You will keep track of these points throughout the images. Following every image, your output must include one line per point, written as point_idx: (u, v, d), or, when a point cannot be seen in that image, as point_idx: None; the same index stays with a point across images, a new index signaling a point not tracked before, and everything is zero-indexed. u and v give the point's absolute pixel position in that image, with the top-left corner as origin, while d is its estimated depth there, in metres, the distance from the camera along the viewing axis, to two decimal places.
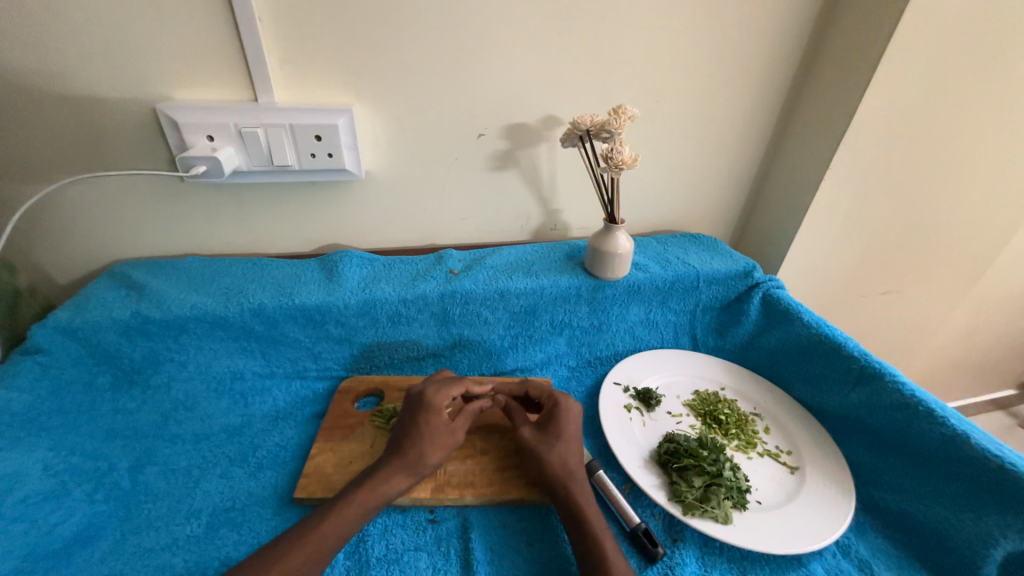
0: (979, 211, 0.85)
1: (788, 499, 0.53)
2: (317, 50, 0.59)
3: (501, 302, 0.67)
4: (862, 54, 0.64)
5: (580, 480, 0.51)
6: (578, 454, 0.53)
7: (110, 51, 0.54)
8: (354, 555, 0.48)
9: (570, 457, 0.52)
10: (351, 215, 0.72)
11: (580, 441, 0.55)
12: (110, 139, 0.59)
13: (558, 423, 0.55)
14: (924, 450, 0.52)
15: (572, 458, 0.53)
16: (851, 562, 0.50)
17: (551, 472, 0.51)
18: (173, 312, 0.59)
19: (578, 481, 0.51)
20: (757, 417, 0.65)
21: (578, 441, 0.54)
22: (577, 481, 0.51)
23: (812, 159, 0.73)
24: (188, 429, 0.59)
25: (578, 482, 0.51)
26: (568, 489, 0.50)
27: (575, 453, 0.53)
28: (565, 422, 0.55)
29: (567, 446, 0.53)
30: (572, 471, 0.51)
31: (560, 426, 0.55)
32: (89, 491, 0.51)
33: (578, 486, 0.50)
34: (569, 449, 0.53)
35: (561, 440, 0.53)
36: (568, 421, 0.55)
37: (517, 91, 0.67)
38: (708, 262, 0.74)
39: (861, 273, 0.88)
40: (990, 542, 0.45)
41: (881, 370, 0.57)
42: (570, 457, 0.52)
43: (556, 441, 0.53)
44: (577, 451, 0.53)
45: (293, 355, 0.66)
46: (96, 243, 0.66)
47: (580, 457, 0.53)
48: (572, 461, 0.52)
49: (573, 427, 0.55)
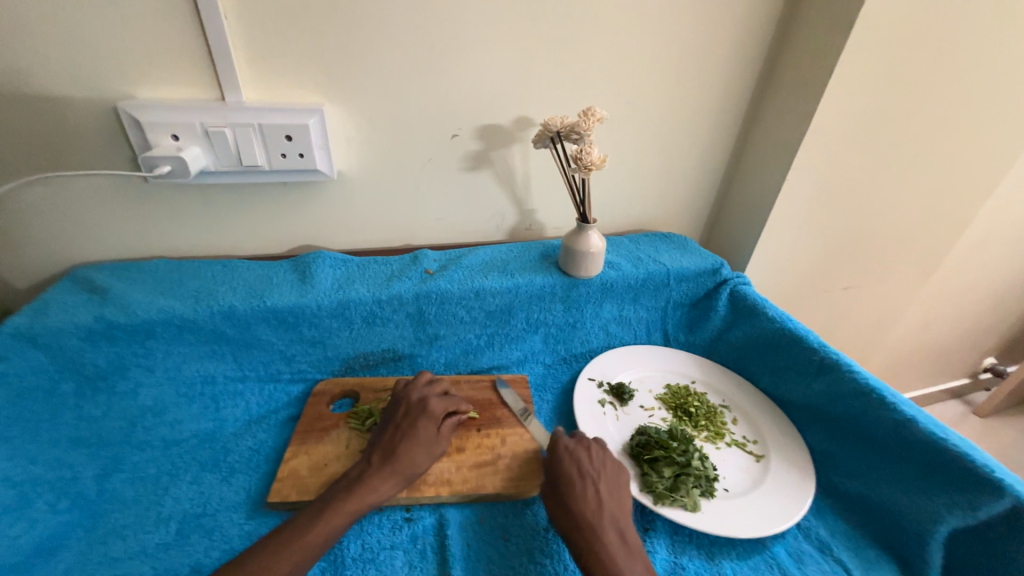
0: (927, 210, 0.90)
1: (753, 486, 0.56)
2: (287, 50, 0.58)
3: (477, 302, 0.68)
4: (818, 61, 0.68)
5: (608, 530, 0.45)
6: (601, 496, 0.48)
7: (68, 48, 0.52)
8: (329, 557, 0.48)
9: (585, 502, 0.47)
10: (324, 216, 0.71)
11: (603, 483, 0.49)
12: (70, 138, 0.57)
13: (561, 465, 0.51)
14: (878, 435, 0.55)
15: (590, 502, 0.47)
16: (811, 544, 0.53)
17: (566, 525, 0.46)
18: (139, 316, 0.57)
19: (603, 532, 0.45)
20: (725, 408, 0.67)
21: (600, 480, 0.49)
22: (601, 528, 0.45)
23: (774, 159, 0.76)
24: (156, 435, 0.58)
25: (602, 526, 0.45)
26: (591, 542, 0.44)
27: (592, 494, 0.48)
28: (570, 462, 0.51)
29: (580, 488, 0.48)
30: (593, 517, 0.46)
31: (563, 468, 0.50)
32: (51, 501, 0.49)
33: (599, 532, 0.45)
34: (586, 492, 0.48)
35: (572, 482, 0.49)
36: (576, 460, 0.51)
37: (490, 93, 0.68)
38: (678, 260, 0.77)
39: (823, 269, 0.93)
40: (935, 520, 0.48)
41: (838, 361, 0.60)
42: (586, 501, 0.47)
43: (567, 485, 0.49)
44: (602, 493, 0.48)
45: (266, 358, 0.65)
46: (55, 245, 0.63)
47: (603, 500, 0.47)
48: (589, 505, 0.47)
49: (583, 466, 0.50)
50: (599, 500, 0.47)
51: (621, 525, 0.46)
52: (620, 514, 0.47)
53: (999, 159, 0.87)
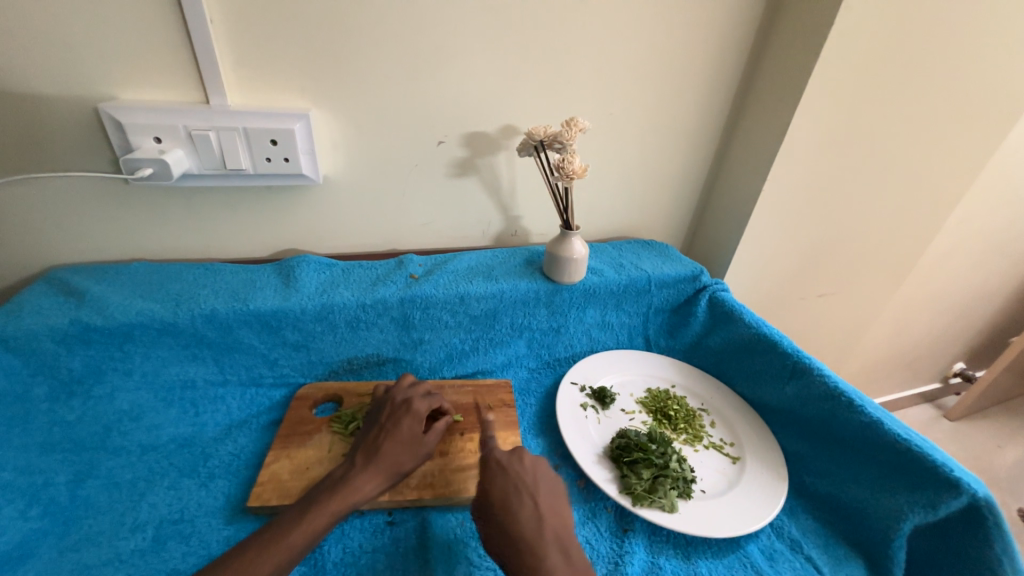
0: (896, 221, 0.94)
1: (729, 487, 0.57)
2: (275, 55, 0.59)
3: (462, 306, 0.69)
4: (792, 76, 0.71)
5: (550, 546, 0.43)
6: (541, 509, 0.46)
7: (49, 49, 0.52)
8: (310, 562, 0.48)
9: (524, 520, 0.45)
10: (309, 220, 0.71)
11: (541, 495, 0.47)
12: (49, 139, 0.56)
13: (495, 483, 0.48)
14: (847, 436, 0.57)
15: (529, 519, 0.45)
16: (784, 542, 0.54)
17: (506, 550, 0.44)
18: (117, 319, 0.56)
19: (546, 550, 0.43)
20: (703, 412, 0.69)
21: (537, 493, 0.47)
22: (543, 547, 0.43)
23: (752, 170, 0.79)
24: (133, 440, 0.57)
25: (544, 544, 0.43)
26: (534, 565, 0.42)
27: (531, 509, 0.46)
28: (504, 477, 0.48)
29: (517, 504, 0.46)
30: (533, 535, 0.44)
31: (497, 487, 0.48)
32: (21, 507, 0.48)
33: (541, 551, 0.43)
34: (523, 510, 0.46)
35: (509, 500, 0.47)
36: (509, 474, 0.49)
37: (476, 102, 0.69)
38: (659, 266, 0.78)
39: (799, 277, 0.96)
40: (899, 517, 0.50)
41: (810, 365, 0.62)
42: (525, 519, 0.45)
43: (503, 505, 0.46)
44: (541, 507, 0.46)
45: (247, 362, 0.64)
46: (32, 247, 0.62)
47: (542, 515, 0.45)
48: (527, 522, 0.45)
49: (519, 480, 0.48)
50: (537, 515, 0.45)
51: (564, 539, 0.44)
52: (562, 527, 0.45)
53: (962, 173, 0.91)
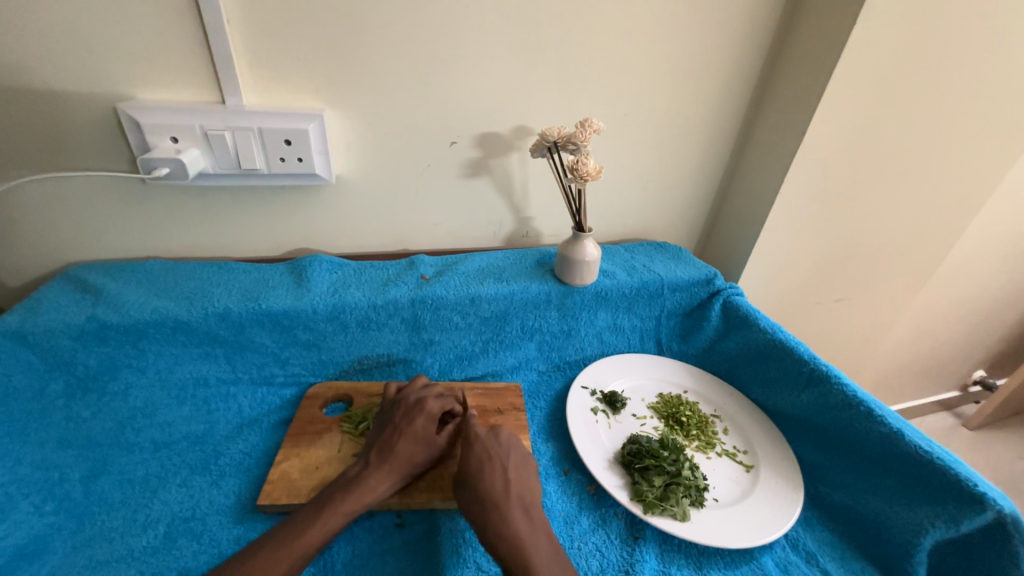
0: (917, 225, 0.92)
1: (743, 497, 0.56)
2: (289, 56, 0.59)
3: (472, 308, 0.68)
4: (811, 78, 0.69)
5: (515, 507, 0.46)
6: (511, 475, 0.48)
7: (71, 50, 0.53)
8: (320, 562, 0.48)
9: (493, 485, 0.47)
10: (322, 220, 0.72)
11: (511, 464, 0.49)
12: (69, 138, 0.57)
13: (471, 451, 0.50)
14: (865, 447, 0.55)
15: (499, 483, 0.47)
16: (799, 554, 0.53)
17: (475, 512, 0.46)
18: (132, 317, 0.57)
19: (511, 510, 0.45)
20: (716, 418, 0.68)
21: (508, 462, 0.49)
22: (509, 508, 0.45)
23: (768, 173, 0.78)
24: (146, 437, 0.57)
25: (509, 506, 0.46)
26: (497, 521, 0.45)
27: (501, 476, 0.48)
28: (479, 445, 0.50)
29: (489, 471, 0.48)
30: (501, 498, 0.46)
31: (472, 455, 0.49)
32: (37, 502, 0.49)
33: (507, 512, 0.45)
34: (492, 475, 0.48)
35: (482, 467, 0.48)
36: (484, 444, 0.51)
37: (490, 102, 0.69)
38: (672, 270, 0.77)
39: (815, 281, 0.94)
40: (921, 532, 0.49)
41: (828, 373, 0.61)
42: (495, 484, 0.47)
43: (476, 470, 0.48)
44: (510, 475, 0.48)
45: (259, 361, 0.65)
46: (52, 244, 0.63)
47: (510, 480, 0.48)
48: (496, 486, 0.47)
49: (492, 450, 0.50)
50: (507, 480, 0.48)
51: (528, 502, 0.47)
52: (527, 491, 0.48)
53: (986, 177, 0.88)
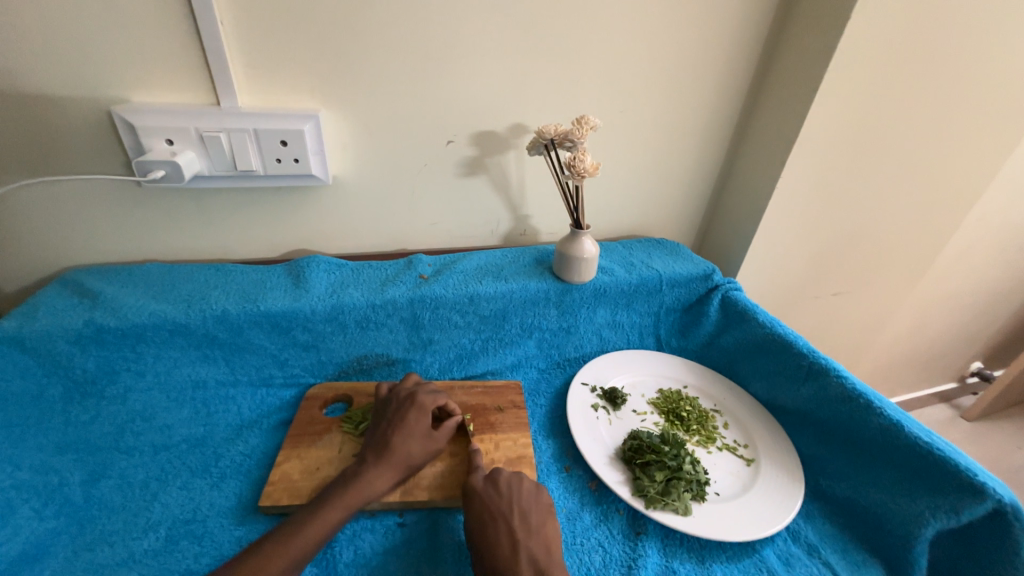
0: (913, 218, 0.92)
1: (744, 490, 0.56)
2: (284, 57, 0.59)
3: (471, 307, 0.68)
4: (807, 72, 0.69)
5: (526, 570, 0.44)
6: (517, 533, 0.46)
7: (64, 53, 0.52)
8: (322, 562, 0.48)
9: (499, 545, 0.45)
10: (319, 221, 0.72)
11: (516, 517, 0.48)
12: (63, 142, 0.57)
13: (473, 510, 0.48)
14: (865, 438, 0.56)
15: (505, 544, 0.45)
16: (801, 546, 0.53)
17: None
18: (130, 320, 0.57)
19: (521, 575, 0.43)
20: (716, 413, 0.68)
21: (513, 516, 0.48)
22: (519, 571, 0.43)
23: (764, 167, 0.78)
24: (146, 440, 0.57)
25: (519, 568, 0.44)
26: None
27: (507, 534, 0.46)
28: (480, 501, 0.49)
29: (494, 530, 0.47)
30: (508, 561, 0.44)
31: (474, 514, 0.48)
32: (37, 507, 0.49)
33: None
34: (499, 534, 0.46)
35: (486, 527, 0.47)
36: (485, 499, 0.49)
37: (486, 100, 0.69)
38: (670, 266, 0.77)
39: (813, 275, 0.94)
40: (921, 522, 0.49)
41: (827, 366, 0.61)
42: (501, 545, 0.45)
43: (481, 532, 0.47)
44: (516, 531, 0.46)
45: (258, 363, 0.65)
46: (48, 248, 0.63)
47: (517, 539, 0.46)
48: (503, 547, 0.45)
49: (495, 504, 0.49)
50: (513, 540, 0.46)
51: (540, 559, 0.45)
52: (538, 549, 0.46)
53: (981, 170, 0.89)
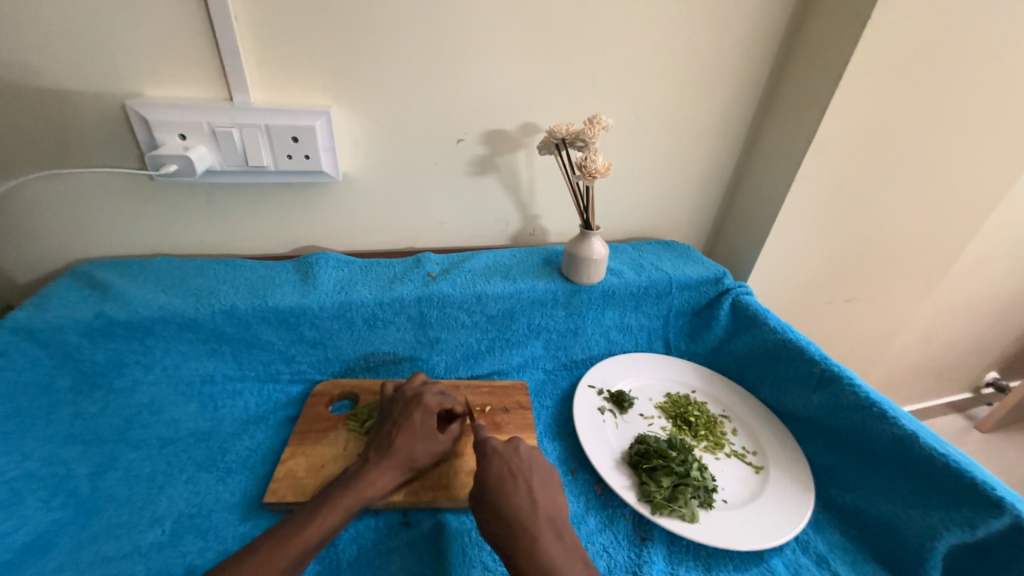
0: (930, 225, 0.90)
1: (752, 498, 0.55)
2: (296, 53, 0.59)
3: (478, 306, 0.68)
4: (824, 74, 0.68)
5: (544, 528, 0.44)
6: (536, 492, 0.46)
7: (80, 48, 0.53)
8: (325, 560, 0.48)
9: (519, 505, 0.45)
10: (328, 217, 0.72)
11: (535, 480, 0.47)
12: (78, 135, 0.58)
13: (490, 468, 0.48)
14: (877, 449, 0.55)
15: (525, 502, 0.45)
16: (810, 557, 0.52)
17: (501, 536, 0.44)
18: (140, 313, 0.57)
19: (540, 532, 0.43)
20: (725, 418, 0.67)
21: (532, 479, 0.47)
22: (538, 529, 0.43)
23: (778, 170, 0.76)
24: (153, 433, 0.58)
25: (538, 526, 0.44)
26: (530, 546, 0.42)
27: (526, 494, 0.46)
28: (498, 461, 0.49)
29: (513, 489, 0.46)
30: (528, 518, 0.44)
31: (492, 472, 0.48)
32: (45, 497, 0.50)
33: (536, 532, 0.43)
34: (518, 494, 0.46)
35: (505, 484, 0.47)
36: (505, 460, 0.49)
37: (497, 99, 0.68)
38: (681, 268, 0.76)
39: (826, 280, 0.92)
40: (935, 535, 0.48)
41: (839, 373, 0.60)
42: (520, 504, 0.45)
43: (499, 487, 0.46)
44: (536, 492, 0.46)
45: (265, 358, 0.65)
46: (62, 241, 0.64)
47: (536, 499, 0.46)
48: (523, 505, 0.45)
49: (514, 466, 0.48)
50: (533, 499, 0.46)
51: (558, 522, 0.45)
52: (555, 510, 0.46)
53: (1002, 176, 0.87)
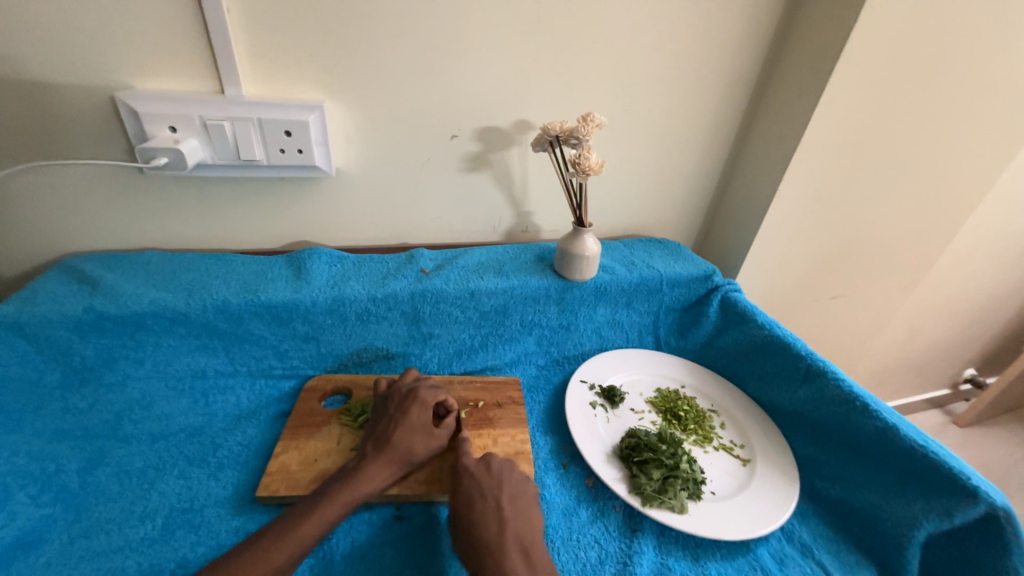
0: (912, 225, 0.93)
1: (739, 489, 0.57)
2: (289, 46, 0.58)
3: (472, 302, 0.68)
4: (812, 75, 0.69)
5: (511, 549, 0.44)
6: (504, 512, 0.46)
7: (67, 38, 0.52)
8: (319, 554, 0.48)
9: (487, 525, 0.45)
10: (321, 212, 0.71)
11: (506, 499, 0.48)
12: (65, 127, 0.56)
13: (462, 488, 0.48)
14: (860, 441, 0.56)
15: (493, 523, 0.45)
16: (794, 546, 0.54)
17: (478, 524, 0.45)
18: (130, 308, 0.57)
19: (507, 554, 0.43)
20: (714, 413, 0.68)
21: (502, 499, 0.48)
22: (504, 550, 0.43)
23: (767, 170, 0.78)
24: (143, 429, 0.57)
25: (504, 549, 0.44)
26: (494, 566, 0.43)
27: (493, 513, 0.46)
28: (469, 480, 0.49)
29: (481, 509, 0.47)
30: (494, 539, 0.44)
31: (463, 491, 0.48)
32: (34, 493, 0.49)
33: (502, 555, 0.43)
34: (486, 513, 0.46)
35: (474, 504, 0.47)
36: (476, 479, 0.49)
37: (491, 96, 0.69)
38: (671, 266, 0.78)
39: (812, 278, 0.94)
40: (914, 525, 0.50)
41: (824, 368, 0.61)
42: (488, 524, 0.45)
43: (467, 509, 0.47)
44: (504, 511, 0.47)
45: (258, 353, 0.64)
46: (48, 235, 0.63)
47: (504, 519, 0.46)
48: (489, 526, 0.45)
49: (485, 485, 0.49)
50: (500, 518, 0.46)
51: (526, 541, 0.45)
52: (525, 529, 0.46)
53: (981, 178, 0.89)
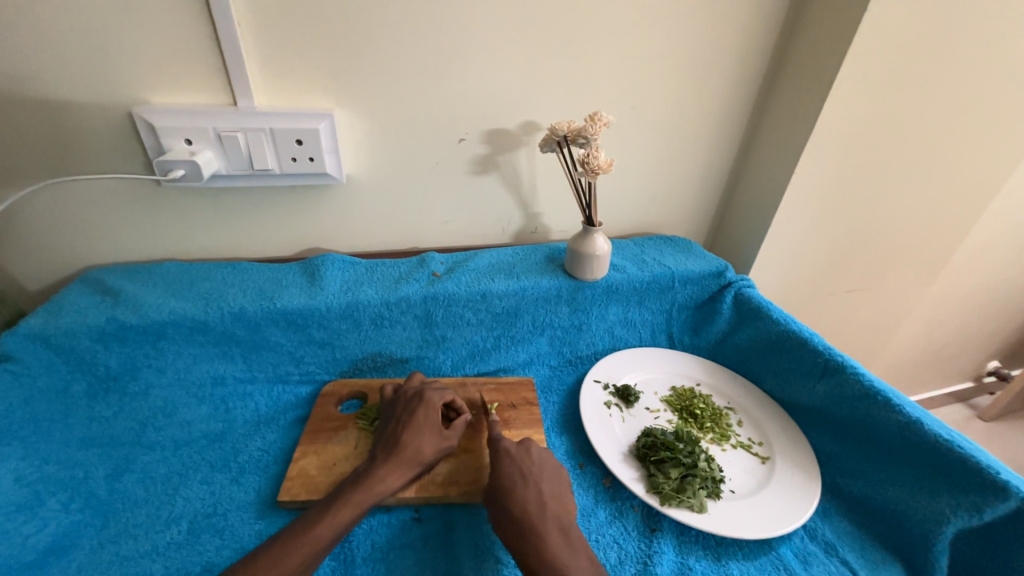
0: (929, 215, 0.91)
1: (759, 487, 0.56)
2: (299, 57, 0.59)
3: (484, 304, 0.69)
4: (822, 66, 0.68)
5: (551, 527, 0.45)
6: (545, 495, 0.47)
7: (86, 56, 0.53)
8: (340, 556, 0.49)
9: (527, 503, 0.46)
10: (332, 219, 0.72)
11: (545, 481, 0.49)
12: (85, 143, 0.58)
13: (503, 468, 0.49)
14: (883, 436, 0.55)
15: (533, 501, 0.46)
16: (818, 544, 0.53)
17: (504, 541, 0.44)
18: (151, 318, 0.58)
19: (547, 531, 0.44)
20: (730, 410, 0.67)
21: (542, 480, 0.48)
22: (545, 527, 0.44)
23: (778, 163, 0.77)
24: (167, 435, 0.58)
25: (544, 525, 0.45)
26: (535, 544, 0.43)
27: (535, 493, 0.47)
28: (509, 463, 0.50)
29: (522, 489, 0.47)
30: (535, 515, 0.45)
31: (503, 472, 0.49)
32: (64, 500, 0.50)
33: (542, 531, 0.44)
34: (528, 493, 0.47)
35: (514, 484, 0.48)
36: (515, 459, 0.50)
37: (498, 99, 0.69)
38: (683, 263, 0.77)
39: (827, 272, 0.93)
40: (942, 521, 0.49)
41: (843, 363, 0.60)
42: (530, 503, 0.46)
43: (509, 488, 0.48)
44: (545, 492, 0.47)
45: (275, 360, 0.66)
46: (71, 248, 0.64)
47: (545, 498, 0.47)
48: (531, 504, 0.46)
49: (524, 467, 0.50)
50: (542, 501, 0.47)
51: (565, 521, 0.46)
52: (562, 510, 0.47)
53: (999, 166, 0.87)
